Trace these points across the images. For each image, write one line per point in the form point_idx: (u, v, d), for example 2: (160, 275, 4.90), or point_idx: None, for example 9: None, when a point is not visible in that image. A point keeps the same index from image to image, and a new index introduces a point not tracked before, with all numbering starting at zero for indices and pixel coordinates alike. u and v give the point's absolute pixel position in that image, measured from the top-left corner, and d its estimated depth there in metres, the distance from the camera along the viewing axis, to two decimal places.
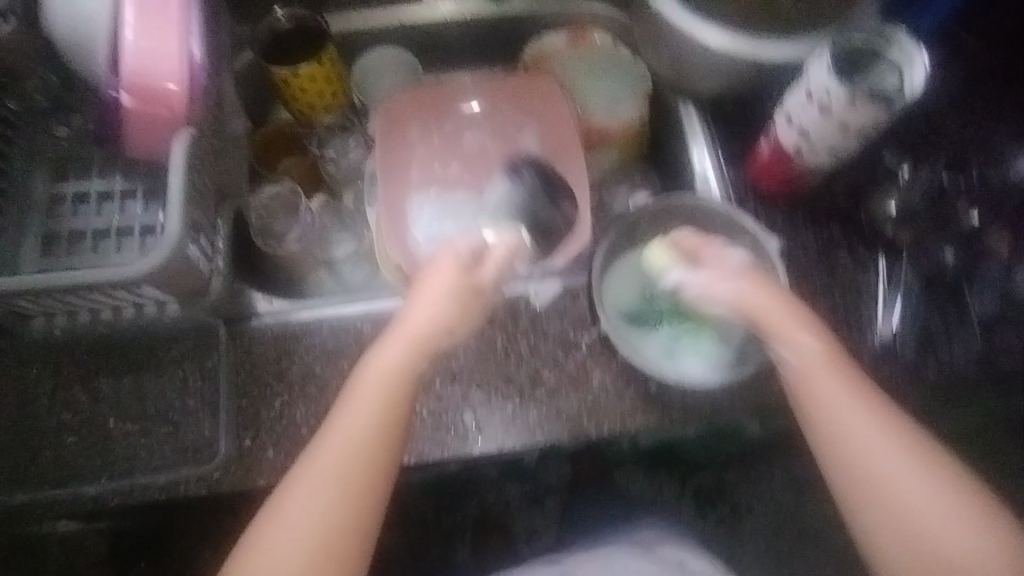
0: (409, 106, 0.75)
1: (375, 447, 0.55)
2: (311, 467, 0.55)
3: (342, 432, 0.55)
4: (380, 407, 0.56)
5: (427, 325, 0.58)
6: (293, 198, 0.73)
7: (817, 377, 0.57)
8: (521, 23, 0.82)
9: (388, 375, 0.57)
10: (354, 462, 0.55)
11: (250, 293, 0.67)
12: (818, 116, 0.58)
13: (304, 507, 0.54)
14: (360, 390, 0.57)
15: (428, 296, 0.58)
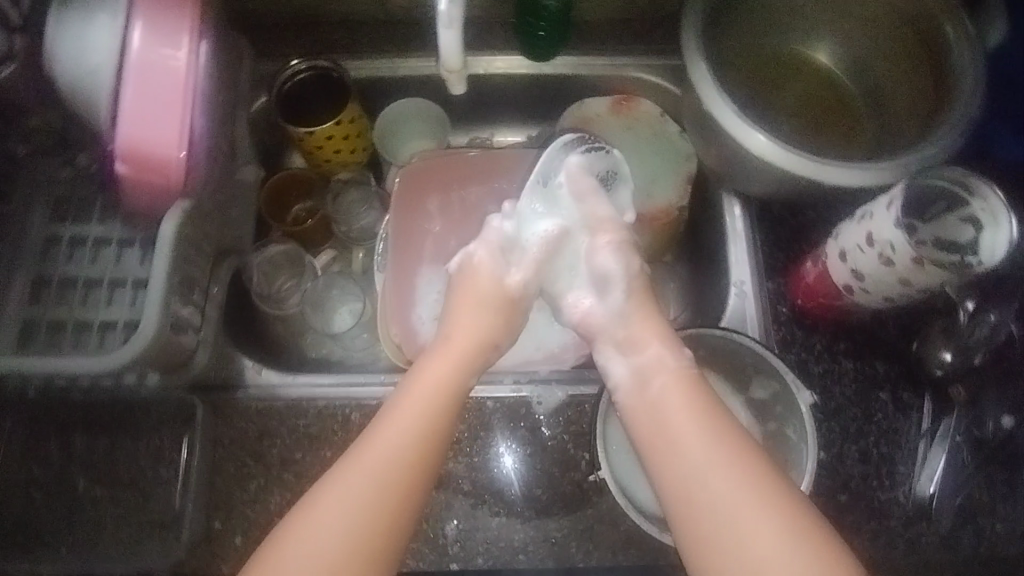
0: (433, 173, 0.71)
1: (416, 457, 0.47)
2: (338, 479, 0.45)
3: (375, 443, 0.47)
4: (426, 417, 0.49)
5: (470, 343, 0.55)
6: (298, 257, 0.70)
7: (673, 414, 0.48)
8: (564, 85, 0.76)
9: (434, 389, 0.51)
10: (393, 470, 0.46)
11: (240, 359, 0.64)
12: (877, 264, 0.51)
13: (328, 519, 0.43)
14: (403, 399, 0.50)
15: (479, 303, 0.57)
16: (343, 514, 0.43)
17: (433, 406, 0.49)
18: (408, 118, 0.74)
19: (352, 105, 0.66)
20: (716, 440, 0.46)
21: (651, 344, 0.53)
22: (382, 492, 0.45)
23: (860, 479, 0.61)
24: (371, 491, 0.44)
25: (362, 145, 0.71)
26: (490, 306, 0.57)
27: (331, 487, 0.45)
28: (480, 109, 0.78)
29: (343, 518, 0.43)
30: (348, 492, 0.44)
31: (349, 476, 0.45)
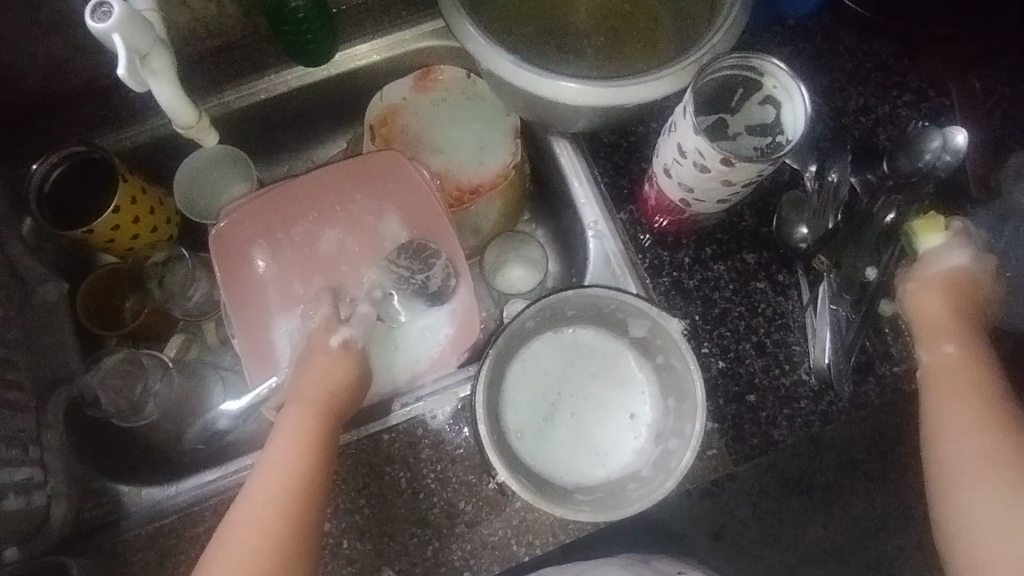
0: (250, 219, 0.65)
1: (302, 481, 0.49)
2: (232, 527, 0.47)
3: (260, 487, 0.49)
4: (302, 450, 0.50)
5: (335, 384, 0.54)
6: (137, 361, 0.62)
7: (951, 385, 0.55)
8: (357, 81, 0.70)
9: (298, 437, 0.51)
10: (284, 492, 0.48)
11: (113, 488, 0.58)
12: (696, 174, 0.49)
13: (232, 560, 0.46)
14: (277, 443, 0.51)
15: (332, 367, 0.55)
16: (244, 552, 0.46)
17: (298, 464, 0.50)
18: (205, 171, 0.66)
19: (129, 183, 0.59)
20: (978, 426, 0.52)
21: (939, 335, 0.57)
22: (275, 518, 0.47)
23: (762, 372, 0.61)
24: (269, 539, 0.46)
25: (164, 217, 0.65)
26: (347, 367, 0.56)
27: (228, 535, 0.47)
28: (283, 132, 0.72)
29: (246, 554, 0.46)
30: (248, 533, 0.46)
31: (247, 523, 0.47)
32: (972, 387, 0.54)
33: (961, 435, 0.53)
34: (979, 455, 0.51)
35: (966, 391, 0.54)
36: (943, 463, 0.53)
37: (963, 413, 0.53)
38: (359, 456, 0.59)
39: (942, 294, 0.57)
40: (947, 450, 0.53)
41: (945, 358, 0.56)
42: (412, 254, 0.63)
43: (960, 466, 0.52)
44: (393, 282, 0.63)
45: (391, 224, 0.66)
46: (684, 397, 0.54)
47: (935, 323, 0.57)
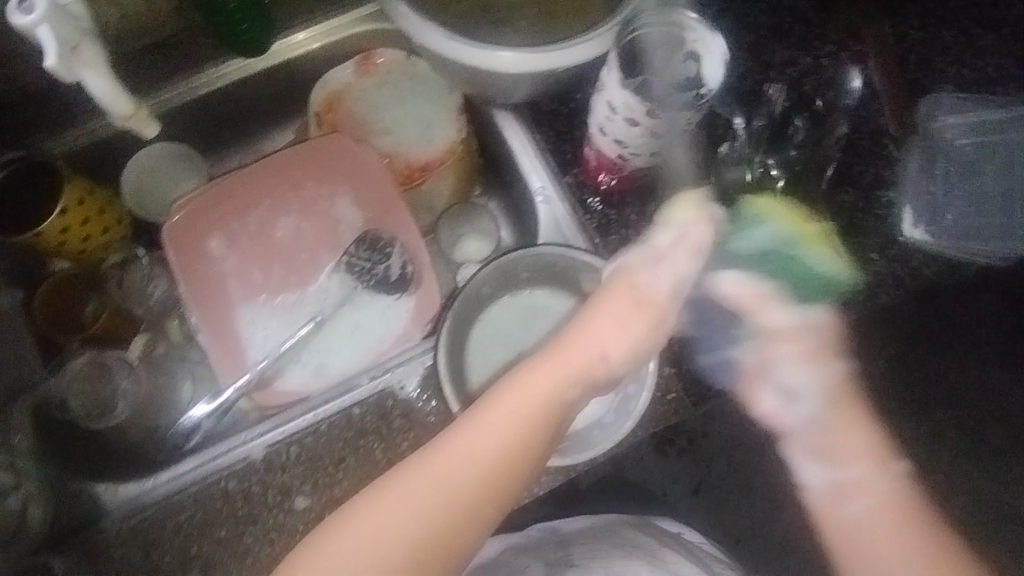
0: (202, 212, 0.66)
1: (513, 456, 0.47)
2: (398, 488, 0.45)
3: (447, 453, 0.46)
4: (527, 421, 0.48)
5: (601, 345, 0.50)
6: (101, 362, 0.62)
7: (897, 505, 0.59)
8: (297, 68, 0.71)
9: (531, 397, 0.48)
10: (495, 453, 0.46)
11: (91, 486, 0.59)
12: (627, 127, 0.52)
13: (386, 524, 0.44)
14: (507, 398, 0.48)
15: (604, 337, 0.50)
16: (428, 497, 0.45)
17: (514, 432, 0.47)
18: (153, 170, 0.67)
19: (73, 184, 0.59)
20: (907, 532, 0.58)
21: (851, 456, 0.60)
22: (481, 479, 0.46)
23: None
24: (432, 514, 0.45)
25: (115, 219, 0.65)
26: (621, 315, 0.51)
27: (408, 467, 0.46)
28: (228, 125, 0.72)
29: (404, 520, 0.44)
30: (439, 478, 0.45)
31: (412, 490, 0.45)
32: (914, 519, 0.58)
33: (900, 546, 0.57)
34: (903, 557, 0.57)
35: (905, 526, 0.58)
36: (851, 544, 0.59)
37: (920, 536, 0.58)
38: (332, 432, 0.61)
39: (840, 399, 0.61)
40: (859, 526, 0.59)
41: (894, 486, 0.60)
42: (369, 247, 0.65)
43: (894, 558, 0.57)
44: (354, 274, 0.65)
45: (343, 208, 0.67)
46: None
47: (840, 445, 0.61)
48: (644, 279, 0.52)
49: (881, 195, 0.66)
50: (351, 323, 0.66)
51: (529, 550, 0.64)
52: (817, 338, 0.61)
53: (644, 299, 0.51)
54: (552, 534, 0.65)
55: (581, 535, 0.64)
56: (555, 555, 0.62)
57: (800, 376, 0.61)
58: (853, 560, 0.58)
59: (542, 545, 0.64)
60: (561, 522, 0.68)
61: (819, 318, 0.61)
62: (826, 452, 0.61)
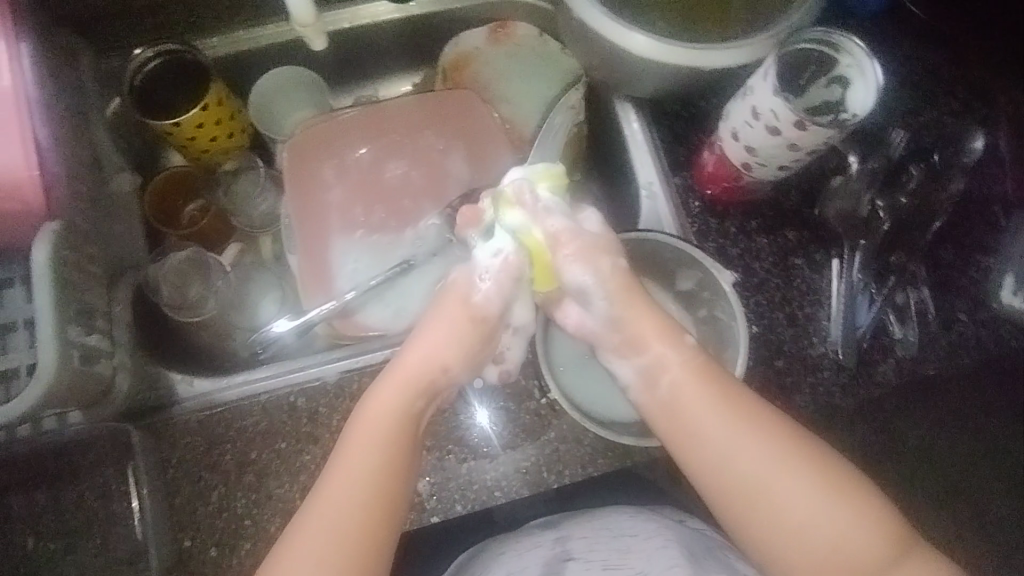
0: (322, 141, 0.68)
1: (378, 472, 0.48)
2: (313, 507, 0.47)
3: (338, 465, 0.48)
4: (389, 437, 0.49)
5: (426, 359, 0.52)
6: (201, 257, 0.65)
7: (689, 402, 0.49)
8: (435, 23, 0.73)
9: (385, 417, 0.50)
10: (386, 458, 0.48)
11: (168, 374, 0.61)
12: (765, 135, 0.53)
13: (312, 532, 0.45)
14: (363, 426, 0.49)
15: (441, 342, 0.52)
16: (341, 509, 0.46)
17: (384, 446, 0.49)
18: (278, 91, 0.70)
19: (217, 85, 0.62)
20: (789, 467, 0.47)
21: (650, 341, 0.51)
22: (374, 482, 0.47)
23: (792, 341, 0.65)
24: (353, 507, 0.46)
25: (240, 127, 0.67)
26: (450, 336, 0.52)
27: (323, 491, 0.47)
28: (357, 64, 0.75)
29: (330, 525, 0.46)
30: (353, 479, 0.47)
31: (328, 502, 0.46)
32: (728, 401, 0.49)
33: (762, 511, 0.47)
34: (763, 527, 0.47)
35: (697, 459, 0.49)
36: (740, 516, 0.48)
37: (747, 484, 0.47)
38: None
39: (687, 377, 0.50)
40: (736, 495, 0.47)
41: (666, 359, 0.51)
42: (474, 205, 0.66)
43: (768, 493, 0.47)
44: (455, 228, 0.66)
45: (454, 162, 0.68)
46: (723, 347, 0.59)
47: (637, 330, 0.51)
48: (472, 291, 0.53)
49: (979, 259, 0.66)
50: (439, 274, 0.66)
51: (526, 548, 0.58)
52: (588, 239, 0.51)
53: (488, 316, 0.53)
54: (552, 530, 0.60)
55: (577, 527, 0.59)
56: (553, 552, 0.57)
57: (574, 272, 0.50)
58: (777, 549, 0.47)
59: (540, 540, 0.59)
60: (560, 518, 0.62)
61: (594, 229, 0.52)
62: (628, 340, 0.51)
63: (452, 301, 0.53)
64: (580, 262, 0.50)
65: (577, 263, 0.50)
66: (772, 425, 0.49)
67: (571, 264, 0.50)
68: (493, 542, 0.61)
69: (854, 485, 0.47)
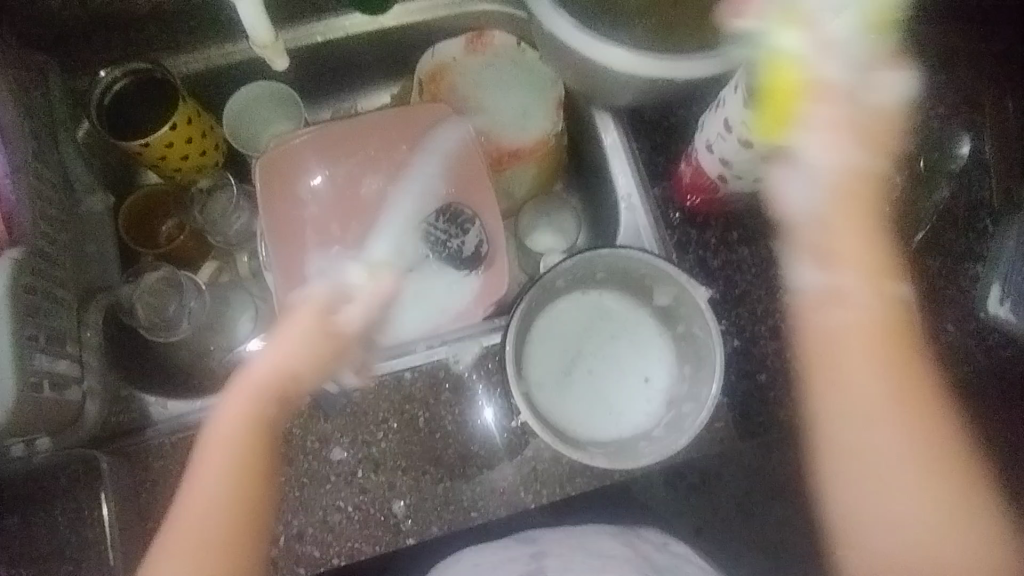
0: (297, 156, 0.67)
1: (237, 473, 0.55)
2: (199, 476, 0.56)
3: (218, 439, 0.57)
4: (241, 441, 0.56)
5: (278, 370, 0.57)
6: (172, 276, 0.63)
7: (881, 333, 0.61)
8: (410, 34, 0.72)
9: (226, 442, 0.56)
10: (223, 467, 0.56)
11: (142, 397, 0.61)
12: (738, 149, 0.52)
13: (203, 495, 0.56)
14: (207, 446, 0.56)
15: (290, 340, 0.57)
16: (212, 517, 0.55)
17: (239, 455, 0.56)
18: (257, 104, 0.69)
19: (185, 104, 0.61)
20: (909, 419, 0.61)
21: (843, 266, 0.61)
22: (232, 493, 0.55)
23: (774, 354, 0.63)
24: (216, 507, 0.55)
25: (213, 144, 0.67)
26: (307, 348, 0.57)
27: (194, 484, 0.56)
28: (333, 76, 0.74)
29: (210, 491, 0.56)
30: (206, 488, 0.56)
31: (208, 472, 0.56)
32: (900, 352, 0.61)
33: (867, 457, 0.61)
34: (866, 463, 0.61)
35: (853, 404, 0.62)
36: (836, 448, 0.62)
37: (867, 429, 0.61)
38: (381, 392, 0.61)
39: (881, 309, 0.61)
40: (849, 439, 0.61)
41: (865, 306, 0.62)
42: (450, 219, 0.64)
43: (877, 447, 0.61)
44: (429, 245, 0.65)
45: (430, 177, 0.67)
46: (702, 363, 0.57)
47: (849, 250, 0.61)
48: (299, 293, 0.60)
49: (965, 267, 0.65)
50: (411, 288, 0.64)
51: (500, 560, 0.56)
52: (846, 95, 0.53)
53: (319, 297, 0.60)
54: (530, 545, 0.57)
55: (553, 541, 0.57)
56: (528, 566, 0.54)
57: (812, 133, 0.55)
58: (851, 478, 0.61)
59: (516, 553, 0.56)
60: (537, 533, 0.59)
61: (890, 85, 0.54)
62: (824, 226, 0.61)
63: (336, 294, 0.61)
64: (829, 113, 0.54)
65: (824, 113, 0.53)
66: (907, 386, 0.61)
67: (818, 129, 0.54)
68: (465, 551, 0.58)
69: (953, 458, 0.60)
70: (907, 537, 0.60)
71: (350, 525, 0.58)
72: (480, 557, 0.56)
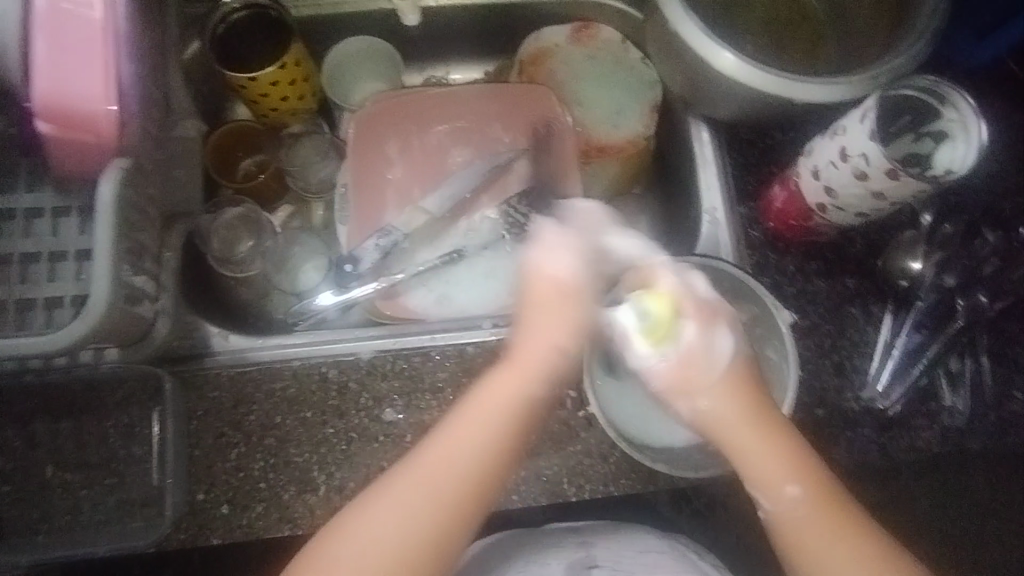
0: (391, 114, 0.67)
1: (490, 460, 0.51)
2: (396, 481, 0.51)
3: (445, 440, 0.52)
4: (491, 436, 0.52)
5: (547, 347, 0.55)
6: (256, 215, 0.65)
7: (798, 526, 0.52)
8: (518, 13, 0.72)
9: (502, 408, 0.53)
10: (461, 461, 0.51)
11: (205, 326, 0.61)
12: (851, 179, 0.52)
13: (393, 527, 0.49)
14: (466, 412, 0.53)
15: (553, 336, 0.55)
16: (418, 505, 0.50)
17: (484, 445, 0.52)
18: (353, 57, 0.69)
19: (297, 45, 0.61)
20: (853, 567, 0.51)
21: (747, 455, 0.54)
22: (468, 469, 0.51)
23: (835, 392, 0.63)
24: (448, 486, 0.50)
25: (310, 90, 0.66)
26: (561, 324, 0.55)
27: (429, 450, 0.52)
28: (433, 42, 0.74)
29: (404, 520, 0.49)
30: (451, 455, 0.51)
31: (417, 485, 0.50)
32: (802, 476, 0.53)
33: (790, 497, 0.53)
34: (815, 513, 0.52)
35: (806, 540, 0.52)
36: None
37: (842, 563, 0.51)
38: (440, 361, 0.61)
39: (734, 416, 0.54)
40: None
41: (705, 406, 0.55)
42: (533, 203, 0.65)
43: None
44: (508, 225, 0.65)
45: (518, 158, 0.67)
46: (770, 386, 0.56)
47: (746, 440, 0.54)
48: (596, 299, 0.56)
49: None
50: (485, 266, 0.66)
51: (549, 546, 0.58)
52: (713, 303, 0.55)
53: (569, 283, 0.56)
54: (576, 534, 0.59)
55: (598, 527, 0.59)
56: (577, 555, 0.57)
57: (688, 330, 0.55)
58: None
59: (564, 541, 0.58)
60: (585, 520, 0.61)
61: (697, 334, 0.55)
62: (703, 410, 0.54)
63: (575, 274, 0.56)
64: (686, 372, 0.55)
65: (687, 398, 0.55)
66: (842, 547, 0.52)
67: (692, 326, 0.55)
68: (510, 536, 0.60)
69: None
70: None
71: None
72: (531, 540, 0.58)
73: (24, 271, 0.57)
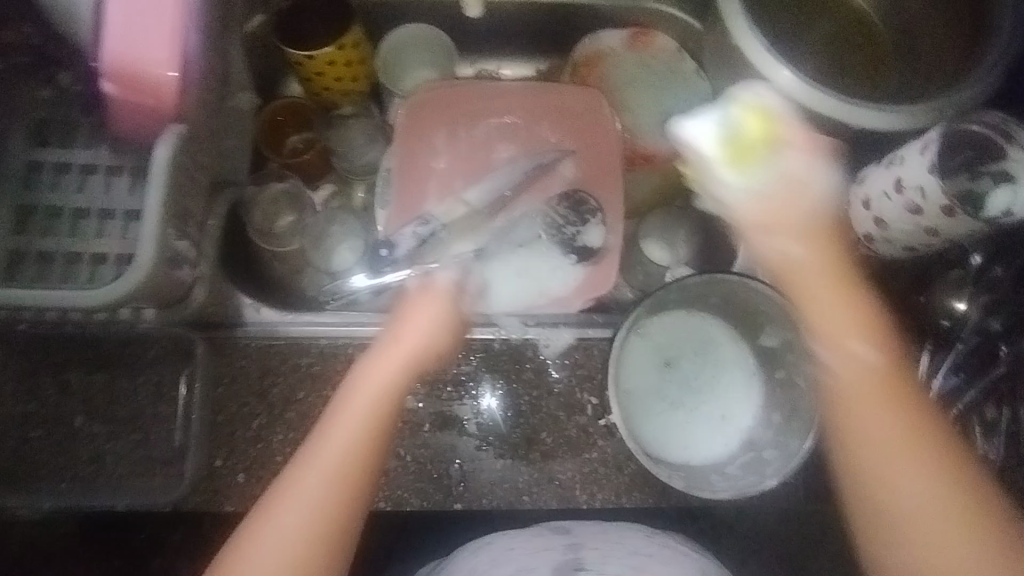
0: (442, 104, 0.67)
1: (352, 469, 0.50)
2: (288, 486, 0.49)
3: (332, 441, 0.51)
4: (368, 424, 0.52)
5: (420, 344, 0.54)
6: (299, 191, 0.67)
7: (797, 277, 0.53)
8: (576, 14, 0.72)
9: (372, 398, 0.52)
10: (346, 467, 0.50)
11: (239, 297, 0.62)
12: (904, 212, 0.51)
13: (282, 535, 0.48)
14: (351, 398, 0.53)
15: (420, 332, 0.54)
16: (296, 517, 0.48)
17: (346, 452, 0.50)
18: (409, 45, 0.70)
19: (357, 29, 0.62)
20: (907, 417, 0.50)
21: (817, 291, 0.52)
22: (344, 471, 0.50)
23: None
24: (320, 491, 0.49)
25: (364, 73, 0.67)
26: (436, 325, 0.55)
27: (313, 455, 0.50)
28: (489, 36, 0.74)
29: (301, 519, 0.48)
30: (325, 461, 0.50)
31: (301, 488, 0.49)
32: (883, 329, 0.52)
33: (906, 468, 0.49)
34: (900, 464, 0.49)
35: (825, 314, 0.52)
36: (872, 468, 0.50)
37: (889, 421, 0.50)
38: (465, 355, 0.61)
39: (818, 259, 0.52)
40: (856, 435, 0.51)
41: (798, 255, 0.53)
42: (572, 206, 0.65)
43: (891, 483, 0.49)
44: (546, 225, 0.65)
45: (562, 159, 0.67)
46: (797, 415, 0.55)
47: (791, 216, 0.52)
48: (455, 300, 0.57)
49: None
50: (518, 265, 0.65)
51: (536, 547, 0.57)
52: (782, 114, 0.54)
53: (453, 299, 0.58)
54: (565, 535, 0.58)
55: (592, 524, 0.58)
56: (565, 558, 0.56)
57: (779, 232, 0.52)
58: (893, 530, 0.49)
59: (552, 542, 0.57)
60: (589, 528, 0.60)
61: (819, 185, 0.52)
62: (771, 232, 0.52)
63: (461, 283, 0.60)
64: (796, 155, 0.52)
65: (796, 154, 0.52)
66: (905, 417, 0.50)
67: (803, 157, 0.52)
68: (498, 537, 0.59)
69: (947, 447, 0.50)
70: (914, 534, 0.49)
71: (405, 473, 0.58)
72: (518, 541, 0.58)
73: (73, 224, 0.58)
